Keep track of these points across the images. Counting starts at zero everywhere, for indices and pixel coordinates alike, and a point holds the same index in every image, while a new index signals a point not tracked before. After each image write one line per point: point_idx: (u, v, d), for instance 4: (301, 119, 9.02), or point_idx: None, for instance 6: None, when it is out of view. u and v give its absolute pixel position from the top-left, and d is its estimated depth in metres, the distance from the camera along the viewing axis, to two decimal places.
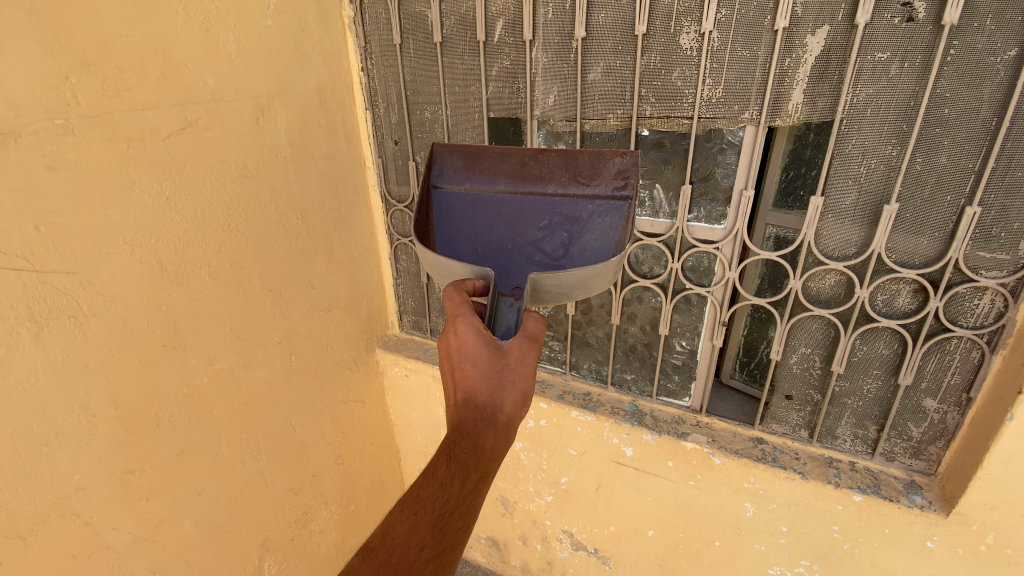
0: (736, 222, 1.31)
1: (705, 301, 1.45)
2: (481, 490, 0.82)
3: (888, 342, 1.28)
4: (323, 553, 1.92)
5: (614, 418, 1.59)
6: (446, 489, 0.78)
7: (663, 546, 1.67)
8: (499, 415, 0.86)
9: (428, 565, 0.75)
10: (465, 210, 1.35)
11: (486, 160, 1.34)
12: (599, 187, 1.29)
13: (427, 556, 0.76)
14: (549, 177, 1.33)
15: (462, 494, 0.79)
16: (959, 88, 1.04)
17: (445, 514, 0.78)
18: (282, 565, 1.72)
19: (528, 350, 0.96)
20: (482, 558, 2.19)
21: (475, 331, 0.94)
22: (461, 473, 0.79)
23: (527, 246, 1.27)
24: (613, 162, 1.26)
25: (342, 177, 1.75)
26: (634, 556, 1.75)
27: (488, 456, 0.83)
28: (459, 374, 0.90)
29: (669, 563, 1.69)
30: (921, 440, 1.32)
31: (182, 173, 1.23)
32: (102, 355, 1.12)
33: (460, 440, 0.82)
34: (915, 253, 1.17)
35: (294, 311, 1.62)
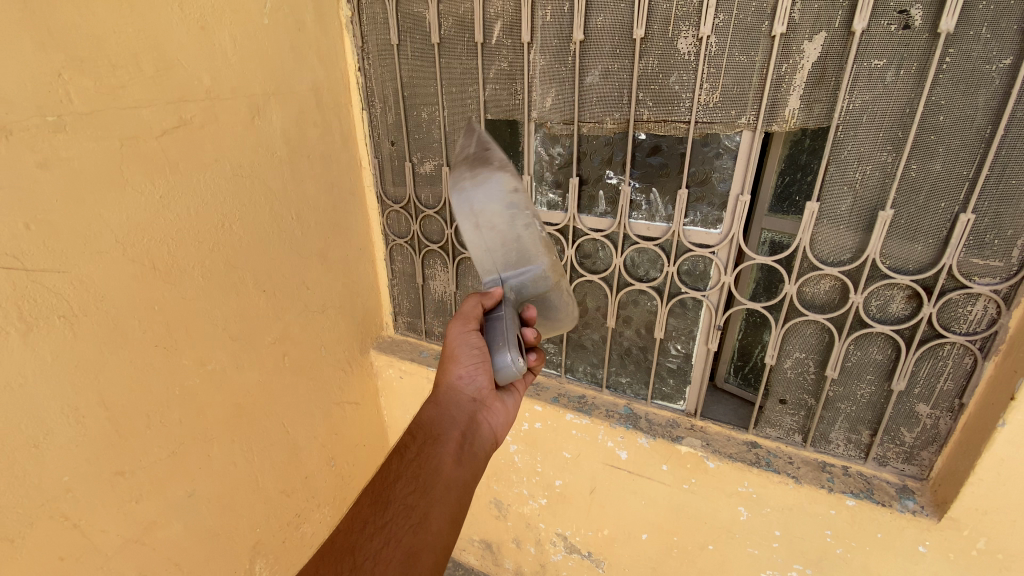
0: (732, 227, 1.31)
1: (700, 305, 1.45)
2: (425, 458, 0.94)
3: (882, 348, 1.28)
4: None
5: (609, 421, 1.59)
6: (388, 468, 0.92)
7: (657, 550, 1.67)
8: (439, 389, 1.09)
9: (374, 538, 0.80)
10: None
11: None
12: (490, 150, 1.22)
13: (371, 531, 0.81)
14: None
15: (403, 466, 0.92)
16: (954, 96, 1.05)
17: (387, 487, 0.88)
18: (274, 567, 1.71)
19: (457, 325, 1.11)
20: (475, 560, 2.18)
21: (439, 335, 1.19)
22: (401, 450, 0.97)
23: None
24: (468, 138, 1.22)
25: (338, 177, 1.74)
26: (628, 560, 1.74)
27: (431, 427, 1.01)
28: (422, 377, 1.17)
29: (663, 567, 1.68)
30: (914, 445, 1.32)
31: (175, 171, 1.22)
32: (93, 355, 1.11)
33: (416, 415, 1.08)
34: (909, 259, 1.18)
35: (287, 312, 1.60)
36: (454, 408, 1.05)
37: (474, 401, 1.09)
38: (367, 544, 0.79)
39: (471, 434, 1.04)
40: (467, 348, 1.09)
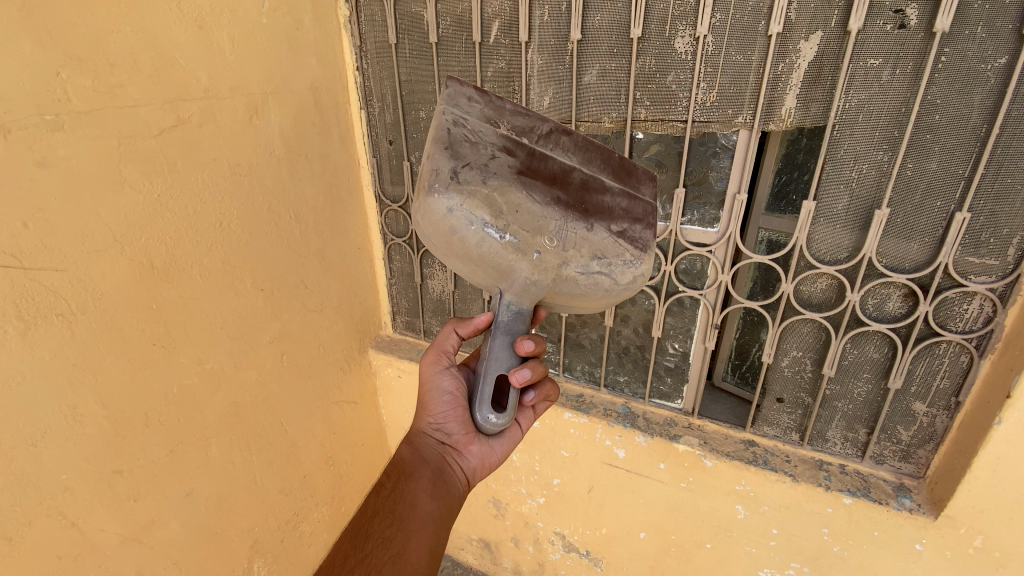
0: (729, 225, 1.32)
1: (698, 303, 1.46)
2: (401, 492, 1.01)
3: (878, 346, 1.29)
4: (314, 554, 1.90)
5: (607, 420, 1.59)
6: (366, 505, 1.00)
7: (655, 549, 1.67)
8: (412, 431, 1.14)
9: (356, 569, 0.88)
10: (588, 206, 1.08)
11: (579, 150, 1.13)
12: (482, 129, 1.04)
13: (353, 563, 0.89)
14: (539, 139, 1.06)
15: (379, 502, 0.99)
16: (949, 95, 1.05)
17: (366, 524, 0.96)
18: (271, 566, 1.71)
19: (435, 363, 1.21)
20: (474, 560, 2.18)
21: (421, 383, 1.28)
22: (376, 488, 1.02)
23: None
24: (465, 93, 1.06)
25: (336, 177, 1.74)
26: (624, 558, 1.75)
27: (402, 467, 1.06)
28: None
29: (660, 566, 1.69)
30: (911, 443, 1.33)
31: (174, 170, 1.22)
32: (91, 353, 1.11)
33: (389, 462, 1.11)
34: (905, 258, 1.18)
35: (285, 311, 1.61)
36: (424, 449, 1.09)
37: (445, 444, 1.11)
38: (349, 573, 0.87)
39: (441, 473, 1.06)
40: (440, 392, 1.15)
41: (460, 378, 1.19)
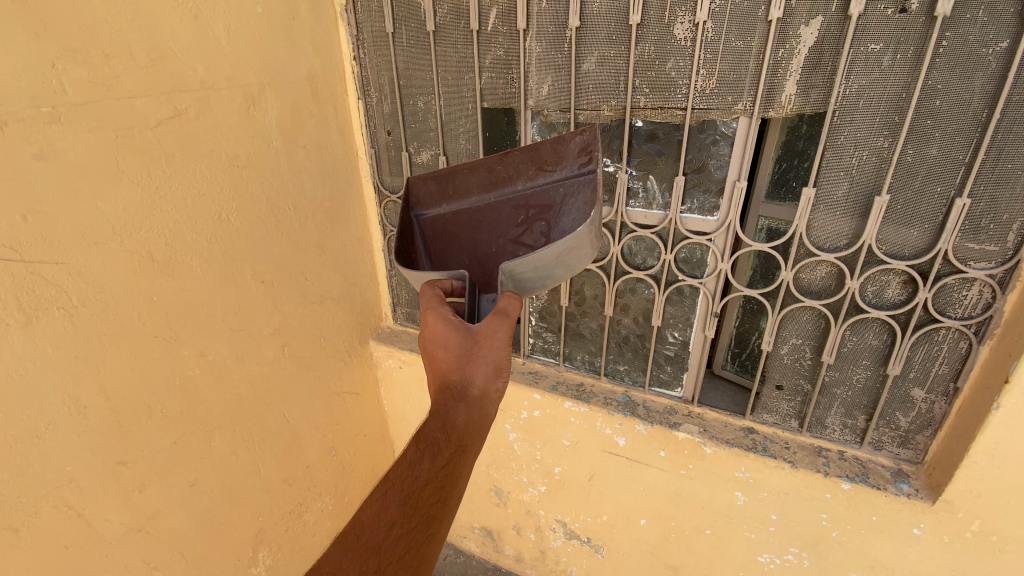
0: (729, 214, 1.32)
1: (697, 292, 1.46)
2: (455, 468, 0.86)
3: (878, 333, 1.29)
4: (317, 544, 1.92)
5: (607, 408, 1.59)
6: (416, 467, 0.85)
7: (655, 536, 1.68)
8: (470, 389, 0.90)
9: (398, 541, 0.80)
10: (449, 227, 1.33)
11: (456, 177, 1.33)
12: (567, 169, 1.25)
13: (398, 533, 0.80)
14: (520, 176, 1.30)
15: (432, 472, 0.84)
16: (950, 80, 1.04)
17: (412, 492, 0.83)
18: (275, 555, 1.72)
19: (503, 323, 0.96)
20: (476, 548, 2.20)
21: (444, 317, 0.97)
22: (429, 453, 0.85)
23: (507, 246, 1.22)
24: (573, 141, 1.22)
25: (335, 168, 1.74)
26: (626, 546, 1.76)
27: (460, 432, 0.87)
28: (432, 360, 0.96)
29: (661, 554, 1.70)
30: (909, 429, 1.34)
31: (171, 162, 1.22)
32: (92, 345, 1.12)
33: (433, 416, 0.88)
34: (905, 245, 1.18)
35: (286, 302, 1.61)
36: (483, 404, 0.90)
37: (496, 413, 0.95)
38: (391, 546, 0.79)
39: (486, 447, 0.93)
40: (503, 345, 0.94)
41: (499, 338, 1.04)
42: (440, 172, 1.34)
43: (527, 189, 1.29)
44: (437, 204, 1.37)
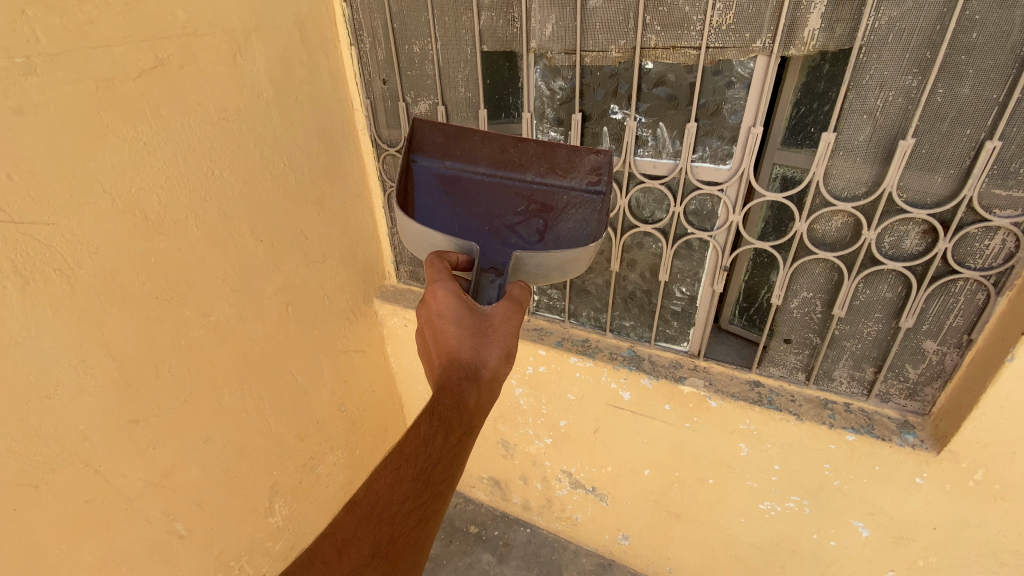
0: (742, 162, 1.25)
1: (707, 246, 1.42)
2: (464, 447, 0.83)
3: (892, 285, 1.25)
4: (331, 495, 1.98)
5: (612, 363, 1.58)
6: (429, 444, 0.80)
7: (658, 485, 1.71)
8: (483, 370, 0.89)
9: (410, 516, 0.77)
10: (445, 186, 1.42)
11: (466, 140, 1.40)
12: (576, 180, 1.35)
13: (409, 508, 0.76)
14: (530, 168, 1.38)
15: (445, 448, 0.81)
16: (990, 9, 0.95)
17: (424, 467, 0.78)
18: (292, 505, 1.78)
19: (513, 310, 1.02)
20: (485, 496, 2.27)
21: (453, 294, 0.99)
22: (443, 429, 0.81)
23: (502, 228, 1.32)
24: (587, 157, 1.31)
25: (330, 121, 1.67)
26: (630, 495, 1.80)
27: (471, 413, 0.86)
28: (439, 335, 0.94)
29: (665, 502, 1.73)
30: (918, 381, 1.32)
31: (158, 117, 1.16)
32: (92, 307, 1.11)
33: (444, 394, 0.85)
34: (927, 193, 1.13)
35: (286, 261, 1.58)
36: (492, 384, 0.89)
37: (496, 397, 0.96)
38: (402, 519, 0.76)
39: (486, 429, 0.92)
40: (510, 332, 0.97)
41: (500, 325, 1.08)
42: (454, 129, 1.39)
43: (534, 183, 1.38)
44: (440, 158, 1.43)
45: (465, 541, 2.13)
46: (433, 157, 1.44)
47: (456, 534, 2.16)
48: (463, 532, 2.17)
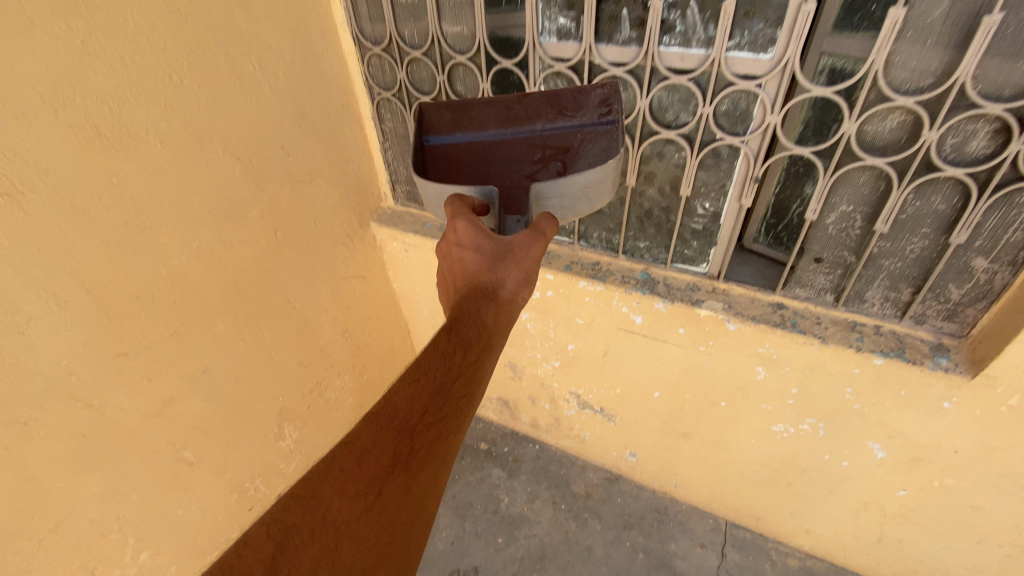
0: (787, 49, 1.05)
1: (737, 154, 1.25)
2: (484, 364, 0.84)
3: (947, 196, 1.10)
4: (341, 417, 2.00)
5: (625, 287, 1.47)
6: (448, 358, 0.81)
7: (667, 406, 1.69)
8: (500, 291, 0.89)
9: (430, 428, 0.75)
10: (460, 158, 1.28)
11: (471, 108, 1.28)
12: (586, 117, 1.25)
13: (429, 422, 0.75)
14: (539, 117, 1.28)
15: (463, 364, 0.81)
16: None
17: (444, 381, 0.79)
18: (303, 429, 1.80)
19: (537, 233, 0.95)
20: (494, 415, 2.30)
21: (470, 219, 0.94)
22: (461, 347, 0.82)
23: (523, 180, 1.20)
24: (594, 91, 1.21)
25: (303, 14, 1.44)
26: (637, 416, 1.80)
27: (490, 331, 0.86)
28: (459, 263, 0.93)
29: (671, 423, 1.72)
30: (960, 302, 1.21)
31: (93, 7, 0.97)
32: (55, 236, 1.00)
33: (461, 314, 0.85)
34: (1008, 82, 0.93)
35: (270, 181, 1.45)
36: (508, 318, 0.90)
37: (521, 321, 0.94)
38: (425, 431, 0.74)
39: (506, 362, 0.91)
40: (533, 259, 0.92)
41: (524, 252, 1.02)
42: (457, 101, 1.28)
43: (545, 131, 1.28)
44: (451, 133, 1.30)
45: (476, 458, 2.18)
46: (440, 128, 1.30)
47: (467, 451, 2.21)
48: (474, 449, 2.22)
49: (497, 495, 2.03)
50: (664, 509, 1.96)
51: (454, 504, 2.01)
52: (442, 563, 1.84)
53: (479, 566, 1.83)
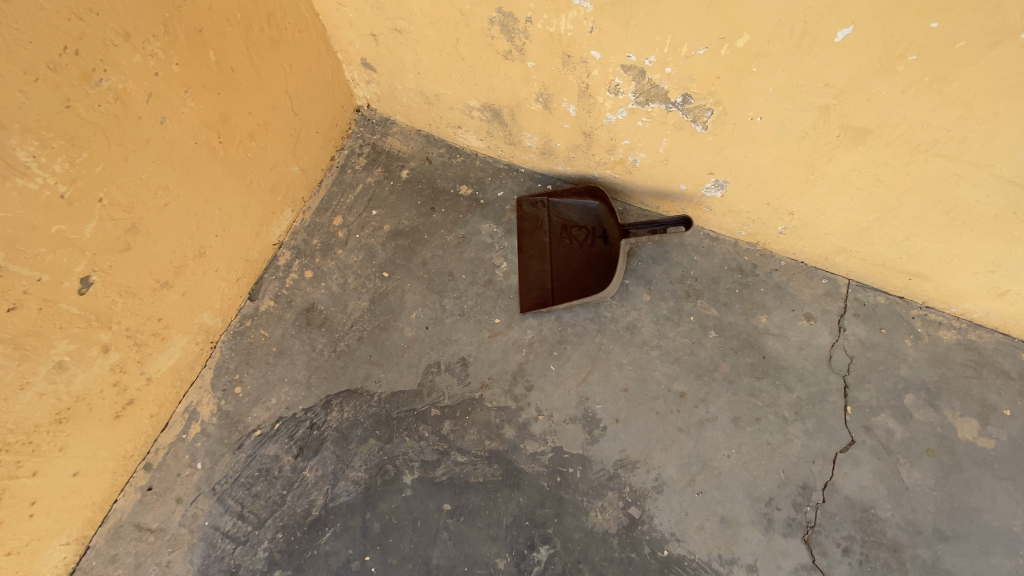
0: None
1: None
2: (538, 234, 1.28)
3: None
4: (188, 142, 0.99)
5: None
6: (530, 248, 1.27)
7: (860, 67, 0.74)
8: (547, 239, 1.27)
9: (559, 239, 1.26)
10: (584, 257, 1.23)
11: (532, 265, 1.25)
12: (526, 155, 1.29)
13: (576, 247, 1.24)
14: (551, 238, 1.26)
15: (538, 246, 1.27)
16: None
17: (540, 245, 1.26)
18: (79, 159, 0.83)
19: (545, 224, 1.28)
20: (479, 143, 1.34)
21: (563, 252, 1.25)
22: (539, 234, 1.27)
23: (534, 223, 1.29)
24: (575, 210, 1.28)
25: None
26: (793, 93, 0.82)
27: (531, 229, 1.29)
28: (533, 270, 1.25)
29: (879, 104, 0.78)
30: None
31: None
32: None
33: (533, 246, 1.27)
34: None
35: None
36: (584, 209, 1.27)
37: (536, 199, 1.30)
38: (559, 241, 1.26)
39: (568, 232, 1.26)
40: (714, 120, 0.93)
41: (544, 224, 1.28)
42: (522, 259, 1.27)
43: (537, 221, 1.29)
44: (530, 267, 1.25)
45: (455, 210, 1.33)
46: (537, 282, 1.24)
47: (439, 198, 1.34)
48: (451, 195, 1.35)
49: (492, 261, 1.28)
50: (751, 269, 1.22)
51: (425, 275, 1.27)
52: (412, 355, 1.20)
53: (469, 356, 1.19)
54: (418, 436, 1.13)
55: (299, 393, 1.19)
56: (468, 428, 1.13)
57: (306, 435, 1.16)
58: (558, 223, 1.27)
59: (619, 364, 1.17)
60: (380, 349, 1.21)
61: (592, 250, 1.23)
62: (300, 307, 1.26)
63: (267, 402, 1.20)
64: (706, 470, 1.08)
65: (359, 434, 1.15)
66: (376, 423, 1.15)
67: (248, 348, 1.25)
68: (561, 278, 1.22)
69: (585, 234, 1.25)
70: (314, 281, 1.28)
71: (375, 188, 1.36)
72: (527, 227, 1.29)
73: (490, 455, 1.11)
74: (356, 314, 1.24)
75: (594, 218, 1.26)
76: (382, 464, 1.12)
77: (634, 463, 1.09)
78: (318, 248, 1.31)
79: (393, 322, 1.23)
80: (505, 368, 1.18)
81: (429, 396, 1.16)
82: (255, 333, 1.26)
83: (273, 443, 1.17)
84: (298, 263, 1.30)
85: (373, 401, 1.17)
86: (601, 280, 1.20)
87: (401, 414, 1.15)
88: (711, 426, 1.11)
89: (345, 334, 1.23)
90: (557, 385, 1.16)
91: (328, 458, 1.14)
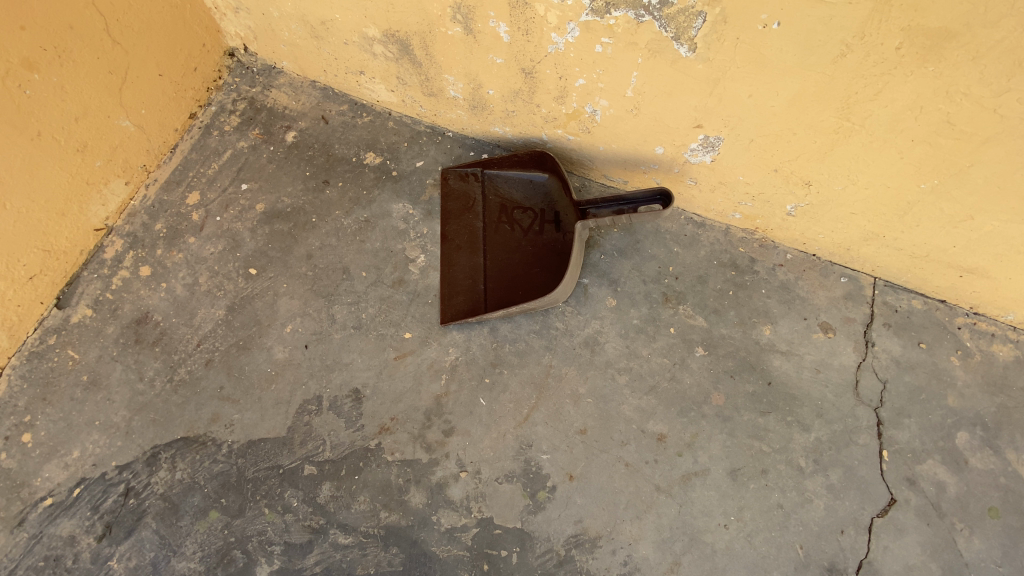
0: None
1: None
2: (467, 217, 0.94)
3: None
4: None
5: None
6: (456, 237, 0.93)
7: None
8: (480, 224, 0.93)
9: (496, 225, 0.92)
10: (529, 249, 0.90)
11: (459, 260, 0.91)
12: (456, 113, 0.96)
13: (518, 234, 0.91)
14: (485, 223, 0.93)
15: (466, 233, 0.93)
16: None
17: (469, 232, 0.92)
18: None
19: (478, 204, 0.94)
20: (389, 95, 1.00)
21: (500, 242, 0.91)
22: (468, 218, 0.94)
23: (465, 203, 0.95)
24: (519, 186, 0.95)
25: None
26: None
27: (458, 211, 0.94)
28: (459, 267, 0.91)
29: None
30: None
31: None
32: None
33: (460, 234, 0.93)
34: None
35: None
36: (530, 185, 0.94)
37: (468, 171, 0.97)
38: (495, 227, 0.92)
39: (507, 214, 0.93)
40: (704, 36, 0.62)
41: (475, 204, 0.94)
42: (446, 251, 0.92)
43: (467, 201, 0.95)
44: (455, 263, 0.91)
45: (356, 184, 0.98)
46: (464, 283, 0.89)
47: (336, 168, 0.99)
48: (353, 165, 1.00)
49: (404, 254, 0.93)
50: (749, 265, 0.91)
51: (310, 273, 0.92)
52: (283, 388, 0.84)
53: (365, 388, 0.84)
54: (282, 508, 0.79)
55: (113, 444, 0.82)
56: (356, 495, 0.79)
57: (118, 508, 0.79)
58: (496, 202, 0.94)
59: (574, 396, 0.84)
60: (236, 378, 0.85)
61: (540, 240, 0.90)
62: (128, 318, 0.89)
63: (66, 457, 0.82)
64: (694, 548, 0.77)
65: (195, 506, 0.79)
66: (221, 488, 0.80)
67: (46, 377, 0.86)
68: (497, 277, 0.89)
69: (531, 218, 0.92)
70: (150, 282, 0.92)
71: (249, 155, 1.00)
72: (453, 209, 0.95)
73: (386, 534, 0.77)
74: (207, 328, 0.88)
75: (544, 196, 0.93)
76: (225, 552, 0.77)
77: (594, 541, 0.77)
78: (162, 235, 0.95)
79: (258, 339, 0.87)
80: (415, 404, 0.83)
81: (302, 448, 0.81)
82: (60, 356, 0.88)
83: (68, 519, 0.79)
84: (131, 257, 0.93)
85: (219, 456, 0.81)
86: (551, 280, 0.86)
87: (258, 475, 0.80)
88: (700, 484, 0.79)
89: (188, 357, 0.87)
90: (487, 427, 0.82)
91: (147, 542, 0.78)
